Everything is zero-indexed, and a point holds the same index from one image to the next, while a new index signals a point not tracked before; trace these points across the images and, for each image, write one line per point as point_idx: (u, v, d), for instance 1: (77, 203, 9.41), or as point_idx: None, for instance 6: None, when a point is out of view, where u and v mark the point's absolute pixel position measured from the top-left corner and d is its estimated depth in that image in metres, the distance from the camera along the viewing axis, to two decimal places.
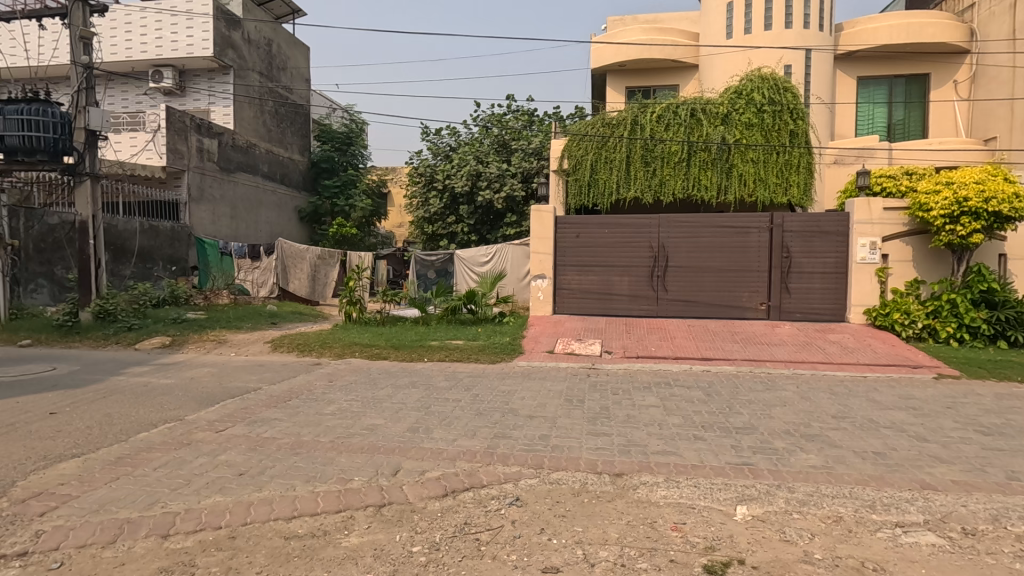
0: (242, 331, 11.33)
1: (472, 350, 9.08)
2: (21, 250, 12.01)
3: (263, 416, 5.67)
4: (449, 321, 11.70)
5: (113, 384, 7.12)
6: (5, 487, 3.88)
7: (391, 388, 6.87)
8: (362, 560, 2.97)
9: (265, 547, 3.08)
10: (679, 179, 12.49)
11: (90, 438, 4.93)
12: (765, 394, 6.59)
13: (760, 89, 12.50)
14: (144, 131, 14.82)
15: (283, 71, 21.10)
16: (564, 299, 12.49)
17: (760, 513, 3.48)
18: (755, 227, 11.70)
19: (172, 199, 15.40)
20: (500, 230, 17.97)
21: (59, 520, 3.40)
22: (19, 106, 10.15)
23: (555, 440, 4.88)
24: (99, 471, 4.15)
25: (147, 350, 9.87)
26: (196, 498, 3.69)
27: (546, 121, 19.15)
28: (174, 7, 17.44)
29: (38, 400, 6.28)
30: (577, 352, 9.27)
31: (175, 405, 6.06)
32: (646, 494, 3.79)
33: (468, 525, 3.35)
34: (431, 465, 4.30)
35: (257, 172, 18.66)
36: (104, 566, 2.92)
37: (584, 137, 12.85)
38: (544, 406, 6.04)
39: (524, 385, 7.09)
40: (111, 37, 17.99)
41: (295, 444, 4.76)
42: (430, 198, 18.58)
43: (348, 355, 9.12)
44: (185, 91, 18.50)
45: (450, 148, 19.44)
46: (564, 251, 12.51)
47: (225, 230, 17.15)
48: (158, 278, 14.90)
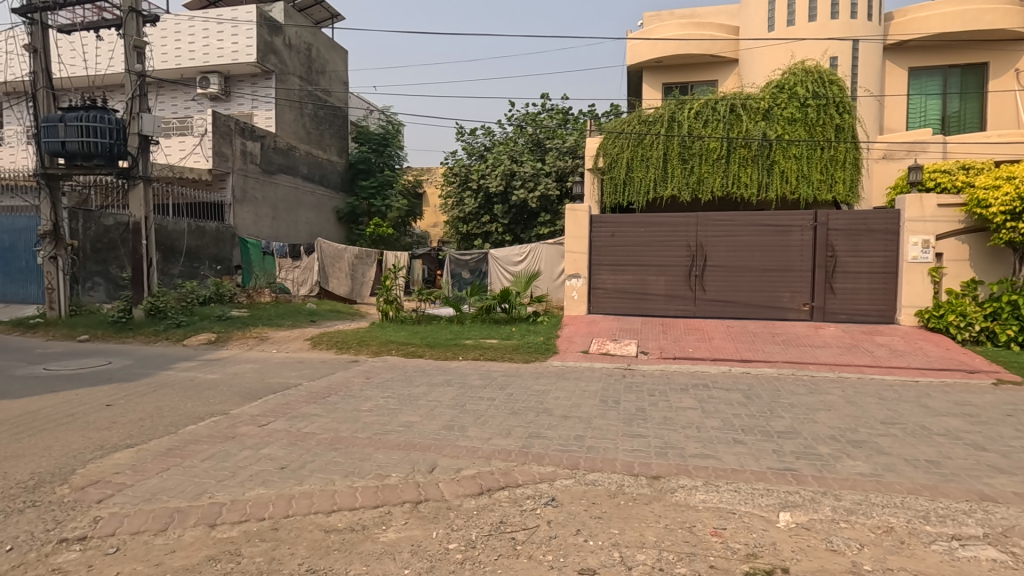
0: (283, 328, 11.66)
1: (506, 349, 9.10)
2: (79, 250, 12.69)
3: (303, 411, 5.82)
4: (484, 320, 11.71)
5: (162, 378, 7.43)
6: (66, 475, 4.10)
7: (427, 386, 6.95)
8: (400, 555, 3.01)
9: (306, 540, 3.16)
10: (718, 176, 12.21)
11: (142, 430, 5.16)
12: (807, 398, 6.37)
13: (804, 82, 12.09)
14: (192, 135, 15.43)
15: (322, 74, 21.61)
16: (598, 298, 12.39)
17: (804, 520, 3.37)
18: (797, 226, 11.35)
19: (218, 201, 16.01)
20: (534, 230, 17.99)
21: (114, 507, 3.57)
22: (79, 114, 10.71)
23: (589, 441, 4.85)
24: (151, 461, 4.34)
25: (194, 346, 10.28)
26: (241, 489, 3.81)
27: (580, 120, 19.07)
28: (221, 15, 18.15)
29: (95, 393, 6.62)
30: (612, 352, 9.19)
31: (220, 399, 6.29)
32: (685, 497, 3.72)
33: (504, 524, 3.36)
34: (466, 462, 4.33)
35: (297, 174, 19.18)
36: (156, 552, 3.05)
37: (619, 135, 12.69)
38: (579, 407, 6.00)
39: (559, 385, 7.05)
40: (162, 46, 18.80)
41: (334, 440, 4.86)
42: (465, 198, 18.70)
43: (384, 352, 9.28)
44: (230, 96, 19.11)
45: (485, 147, 19.54)
46: (598, 250, 12.41)
47: (267, 230, 17.70)
48: (204, 277, 15.48)
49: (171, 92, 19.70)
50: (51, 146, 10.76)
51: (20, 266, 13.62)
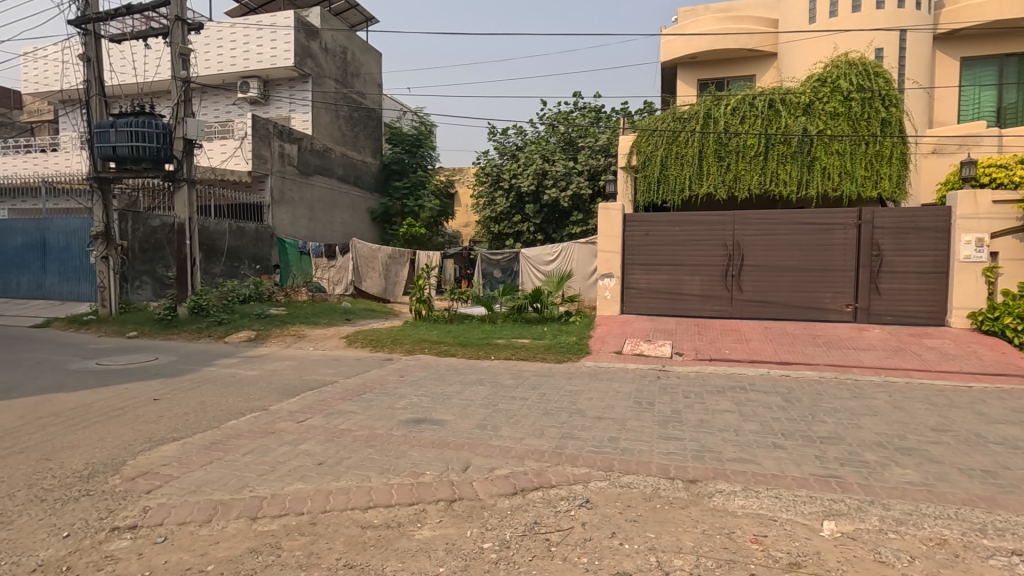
0: (319, 326, 11.92)
1: (538, 349, 9.08)
2: (129, 250, 13.26)
3: (339, 407, 5.93)
4: (516, 319, 11.70)
5: (205, 374, 7.68)
6: (118, 465, 4.28)
7: (459, 385, 6.97)
8: (435, 553, 3.03)
9: (343, 535, 3.21)
10: (756, 173, 11.91)
11: (187, 423, 5.35)
12: (851, 403, 6.15)
13: (848, 75, 11.66)
14: (233, 138, 15.90)
15: (357, 77, 21.99)
16: (631, 298, 12.25)
17: (850, 530, 3.25)
18: (840, 224, 10.96)
19: (257, 202, 16.49)
20: (566, 229, 17.94)
21: (161, 498, 3.70)
22: (128, 119, 11.16)
23: (624, 442, 4.78)
24: (195, 454, 4.49)
25: (235, 343, 10.60)
26: (280, 484, 3.91)
27: (613, 118, 18.90)
28: (260, 21, 18.66)
29: (143, 387, 6.89)
30: (646, 353, 9.08)
31: (260, 395, 6.46)
32: (723, 502, 3.64)
33: (538, 524, 3.34)
34: (499, 462, 4.32)
35: (333, 175, 19.57)
36: (201, 543, 3.15)
37: (653, 132, 12.49)
38: (613, 408, 5.94)
39: (592, 385, 7.00)
40: (205, 53, 19.47)
41: (369, 437, 4.93)
42: (496, 198, 18.73)
43: (418, 351, 9.38)
44: (269, 100, 19.63)
45: (517, 147, 19.53)
46: (632, 249, 12.26)
47: (303, 231, 18.12)
48: (244, 276, 15.97)
49: (213, 96, 20.38)
50: (104, 151, 11.25)
51: (74, 264, 14.30)
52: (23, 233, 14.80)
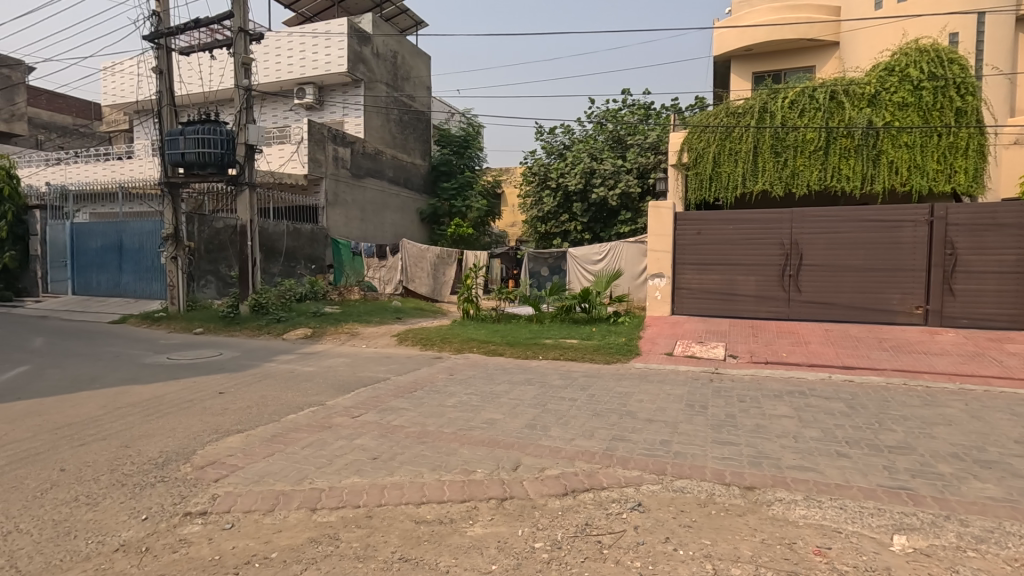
0: (371, 324, 12.26)
1: (587, 349, 9.00)
2: (195, 250, 14.06)
3: (392, 404, 6.07)
4: (563, 319, 11.63)
5: (266, 370, 8.04)
6: (188, 454, 4.53)
7: (508, 385, 7.00)
8: (487, 550, 3.05)
9: (398, 529, 3.29)
10: (815, 169, 11.41)
11: (250, 416, 5.61)
12: (922, 411, 5.79)
13: (919, 63, 10.98)
14: (290, 142, 16.56)
15: (407, 80, 22.45)
16: (682, 299, 11.97)
17: (923, 545, 3.06)
18: (909, 221, 10.35)
19: (313, 204, 17.14)
20: (614, 228, 17.78)
21: (228, 486, 3.90)
22: (196, 127, 11.83)
23: (676, 446, 4.68)
24: (259, 446, 4.70)
25: (293, 340, 11.06)
26: (337, 477, 4.04)
27: (663, 115, 18.57)
28: (316, 29, 19.43)
29: (210, 381, 7.28)
30: (699, 354, 8.85)
31: (317, 391, 6.70)
32: (783, 511, 3.50)
33: (590, 526, 3.32)
34: (549, 462, 4.32)
35: (384, 177, 20.05)
36: (265, 531, 3.29)
37: (705, 128, 12.15)
38: (664, 410, 5.82)
39: (643, 387, 6.88)
40: (265, 62, 20.38)
41: (421, 434, 5.03)
42: (543, 197, 18.66)
43: (466, 350, 9.49)
44: (324, 105, 20.34)
45: (564, 146, 19.47)
46: (683, 249, 11.98)
47: (356, 232, 18.68)
48: (300, 275, 16.63)
49: (272, 103, 21.29)
50: (174, 157, 11.95)
51: (147, 264, 15.25)
52: (102, 235, 15.91)
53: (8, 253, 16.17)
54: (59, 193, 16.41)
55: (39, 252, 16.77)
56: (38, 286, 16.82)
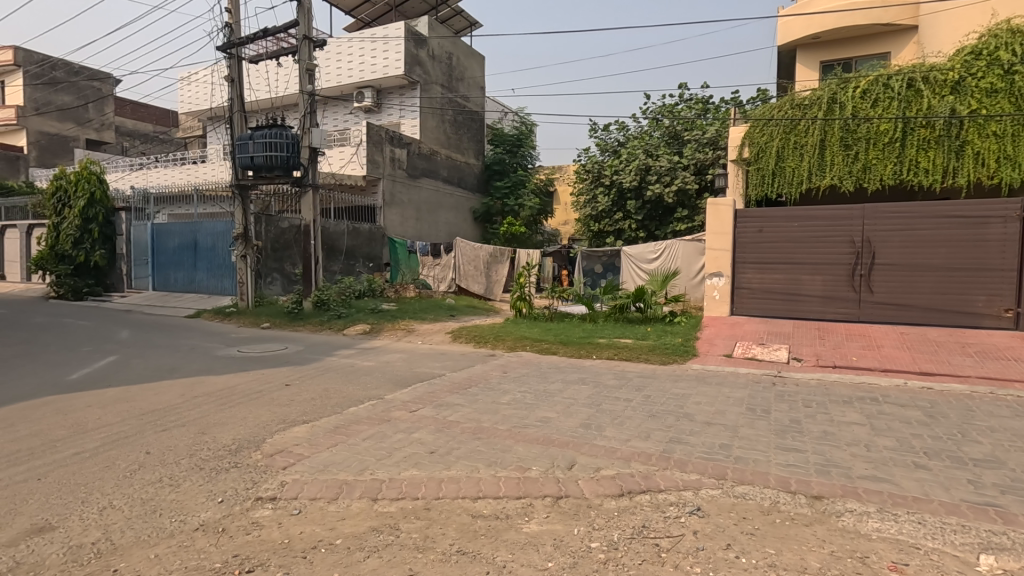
0: (426, 321, 12.50)
1: (642, 349, 8.86)
2: (263, 249, 14.81)
3: (447, 400, 6.19)
4: (617, 319, 11.49)
5: (328, 364, 8.38)
6: (259, 442, 4.79)
7: (561, 383, 6.99)
8: (543, 548, 3.07)
9: (455, 522, 3.35)
10: (890, 162, 10.74)
11: (314, 408, 5.87)
12: (1012, 423, 5.34)
13: (1011, 45, 10.12)
14: (350, 144, 17.16)
15: (462, 81, 22.77)
16: (742, 299, 11.57)
17: (1015, 567, 2.84)
18: (997, 217, 9.60)
19: (371, 204, 17.70)
20: (670, 226, 17.41)
21: (294, 474, 4.09)
22: (263, 132, 12.42)
23: (737, 451, 4.53)
24: (322, 437, 4.91)
25: (353, 335, 11.48)
26: (397, 469, 4.16)
27: (722, 109, 18.05)
28: (374, 34, 20.05)
29: (277, 373, 7.66)
30: (760, 357, 8.52)
31: (376, 385, 6.93)
32: (854, 523, 3.33)
33: (647, 528, 3.28)
34: (605, 463, 4.28)
35: (439, 177, 20.40)
36: (330, 518, 3.44)
37: (768, 122, 11.66)
38: (724, 414, 5.65)
39: (700, 389, 6.68)
40: (326, 67, 21.21)
41: (477, 429, 5.11)
42: (598, 195, 18.42)
43: (519, 348, 9.55)
44: (381, 107, 20.92)
45: (619, 143, 19.21)
46: (744, 247, 11.58)
47: (411, 231, 19.12)
48: (359, 273, 17.21)
49: (333, 107, 22.11)
50: (243, 161, 12.53)
51: (220, 261, 16.19)
52: (179, 235, 17.04)
53: (99, 252, 17.52)
54: (141, 196, 17.66)
55: (125, 251, 18.08)
56: (124, 282, 18.14)
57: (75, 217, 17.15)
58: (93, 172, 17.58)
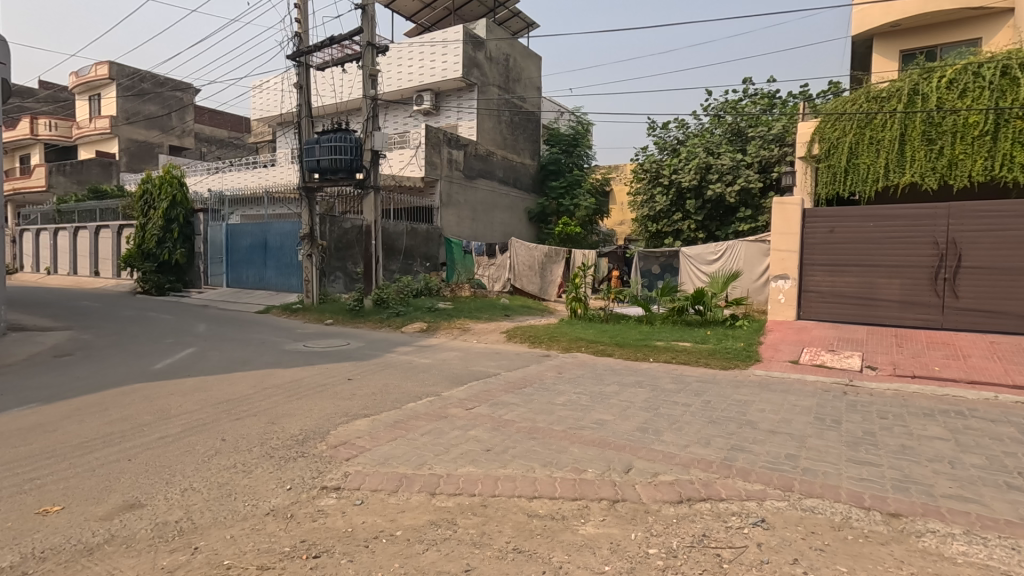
0: (481, 321, 12.64)
1: (702, 353, 8.61)
2: (327, 248, 15.46)
3: (503, 399, 6.24)
4: (675, 321, 11.22)
5: (387, 360, 8.64)
6: (324, 434, 5.00)
7: (618, 386, 6.90)
8: (600, 551, 3.04)
9: (511, 520, 3.38)
10: (980, 157, 9.91)
11: (375, 402, 6.07)
12: None
13: None
14: (409, 147, 17.61)
15: (518, 82, 22.88)
16: (810, 303, 11.03)
17: None
18: None
19: (428, 205, 18.09)
20: (732, 226, 16.83)
21: (357, 466, 4.24)
22: (328, 136, 12.93)
23: (805, 462, 4.32)
24: (383, 430, 5.06)
25: (410, 333, 11.77)
26: (454, 465, 4.24)
27: (789, 103, 17.32)
28: (434, 38, 20.51)
29: (339, 368, 7.96)
30: (830, 364, 8.08)
31: (433, 382, 7.09)
32: (936, 544, 3.11)
33: (708, 537, 3.18)
34: (663, 468, 4.19)
35: (494, 177, 20.57)
36: (391, 509, 3.55)
37: (840, 116, 11.06)
38: (789, 422, 5.41)
39: (764, 396, 6.41)
40: (388, 72, 21.89)
41: (532, 429, 5.13)
42: (655, 195, 17.98)
43: (574, 349, 9.49)
44: (440, 110, 21.30)
45: (678, 141, 18.77)
46: (812, 248, 11.04)
47: (467, 231, 19.38)
48: (417, 272, 17.64)
49: (394, 111, 22.75)
50: (310, 164, 13.11)
51: (287, 260, 17.00)
52: (250, 235, 18.00)
53: (179, 250, 18.81)
54: (217, 198, 18.84)
55: (202, 250, 19.31)
56: (201, 279, 19.37)
57: (159, 218, 18.52)
58: (176, 176, 18.87)
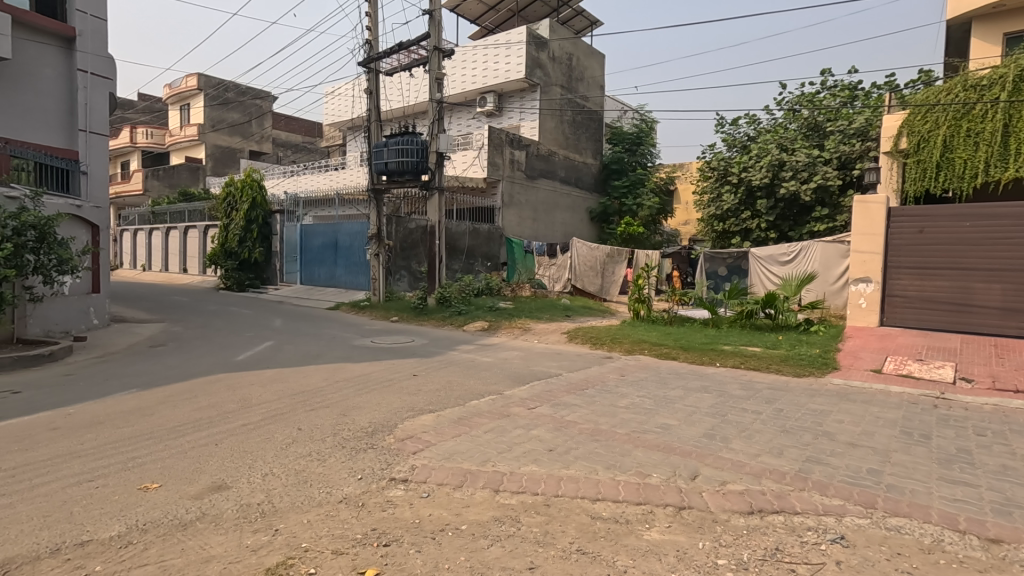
0: (542, 321, 12.67)
1: (773, 359, 8.24)
2: (393, 248, 16.02)
3: (565, 399, 6.23)
4: (744, 325, 10.79)
5: (450, 357, 8.82)
6: (391, 427, 5.18)
7: (683, 390, 6.72)
8: (666, 557, 2.98)
9: (575, 521, 3.37)
10: None
11: (439, 398, 6.21)
12: None
13: None
14: (473, 148, 17.89)
15: (582, 81, 22.74)
16: (895, 308, 10.29)
17: None
18: None
19: (490, 205, 18.32)
20: (806, 226, 15.99)
21: (423, 459, 4.37)
22: (396, 139, 13.34)
23: (889, 478, 4.05)
24: (447, 426, 5.18)
25: (472, 331, 11.96)
26: (517, 463, 4.27)
27: (873, 95, 16.29)
28: (498, 40, 20.75)
29: (405, 364, 8.20)
30: (917, 375, 7.50)
31: (495, 380, 7.17)
32: None
33: (781, 551, 3.05)
34: (732, 477, 4.05)
35: (556, 177, 20.52)
36: (456, 503, 3.63)
37: (933, 107, 10.26)
38: (872, 435, 5.08)
39: (843, 407, 6.06)
40: (453, 75, 22.36)
41: (594, 431, 5.08)
42: (723, 193, 17.33)
43: (637, 351, 9.32)
44: (502, 111, 21.47)
45: (749, 137, 18.04)
46: (898, 250, 10.30)
47: (528, 231, 19.46)
48: (479, 272, 17.92)
49: (458, 113, 23.18)
50: (379, 167, 13.59)
51: (356, 259, 17.70)
52: (322, 235, 18.87)
53: (258, 249, 20.03)
54: (293, 200, 19.92)
55: (278, 249, 20.44)
56: (277, 276, 20.52)
57: (241, 219, 19.79)
58: (255, 179, 20.08)
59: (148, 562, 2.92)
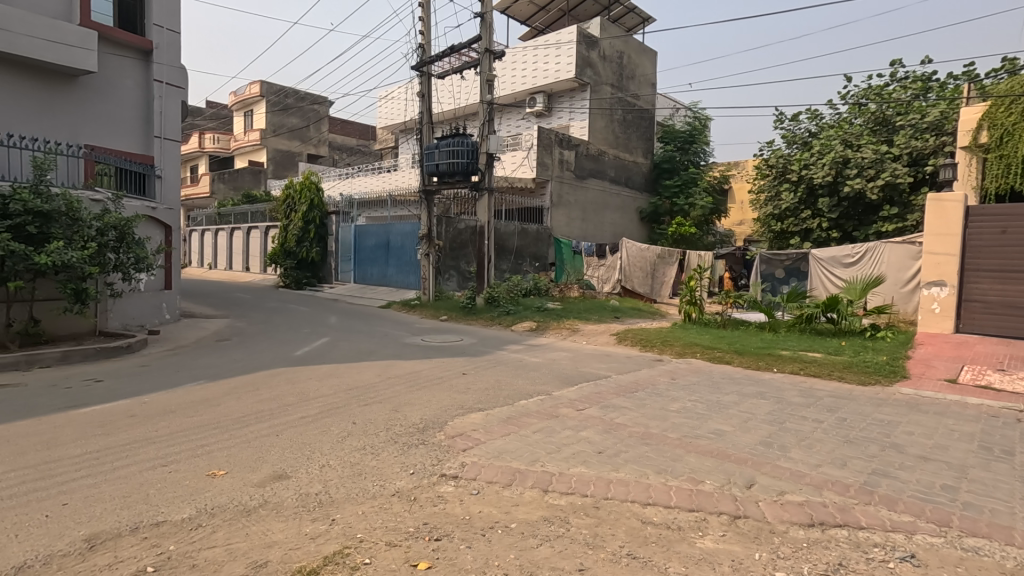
0: (591, 322, 12.58)
1: (835, 366, 7.85)
2: (443, 248, 16.30)
3: (614, 402, 6.16)
4: (803, 329, 10.34)
5: (498, 357, 8.89)
6: (441, 424, 5.26)
7: (737, 396, 6.50)
8: (720, 567, 2.90)
9: (625, 525, 3.33)
10: None
11: (488, 397, 6.27)
12: None
13: None
14: (522, 148, 17.95)
15: (633, 79, 22.40)
16: (972, 314, 9.62)
17: None
18: None
19: (539, 205, 18.31)
20: (873, 226, 15.13)
21: (473, 457, 4.42)
22: (446, 141, 13.55)
23: (965, 496, 3.79)
24: (496, 425, 5.22)
25: (521, 331, 12.00)
26: (566, 465, 4.26)
27: (948, 87, 15.30)
28: (548, 40, 20.74)
29: (455, 363, 8.32)
30: (998, 387, 6.96)
31: (543, 381, 7.18)
32: None
33: (845, 567, 2.91)
34: (791, 487, 3.90)
35: (606, 177, 20.30)
36: (505, 501, 3.66)
37: (1017, 98, 9.50)
38: (946, 449, 4.76)
39: (913, 418, 5.70)
40: (503, 77, 22.52)
41: (645, 435, 5.00)
42: (782, 192, 16.67)
43: (688, 354, 9.10)
44: (552, 111, 21.43)
45: (810, 133, 17.27)
46: (976, 252, 9.61)
47: (577, 231, 19.34)
48: (527, 272, 17.98)
49: (508, 114, 23.31)
50: (430, 168, 13.85)
51: (408, 258, 18.10)
52: (375, 236, 19.40)
53: (315, 249, 20.80)
54: (348, 201, 20.57)
55: (334, 249, 21.17)
56: (333, 275, 21.26)
57: (299, 220, 20.61)
58: (313, 182, 20.85)
59: (216, 544, 3.09)
